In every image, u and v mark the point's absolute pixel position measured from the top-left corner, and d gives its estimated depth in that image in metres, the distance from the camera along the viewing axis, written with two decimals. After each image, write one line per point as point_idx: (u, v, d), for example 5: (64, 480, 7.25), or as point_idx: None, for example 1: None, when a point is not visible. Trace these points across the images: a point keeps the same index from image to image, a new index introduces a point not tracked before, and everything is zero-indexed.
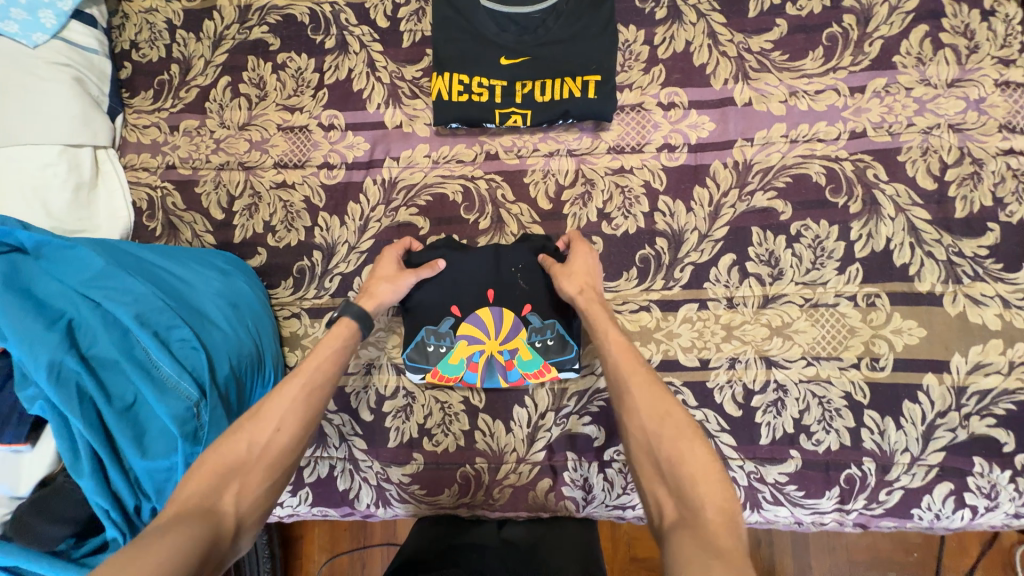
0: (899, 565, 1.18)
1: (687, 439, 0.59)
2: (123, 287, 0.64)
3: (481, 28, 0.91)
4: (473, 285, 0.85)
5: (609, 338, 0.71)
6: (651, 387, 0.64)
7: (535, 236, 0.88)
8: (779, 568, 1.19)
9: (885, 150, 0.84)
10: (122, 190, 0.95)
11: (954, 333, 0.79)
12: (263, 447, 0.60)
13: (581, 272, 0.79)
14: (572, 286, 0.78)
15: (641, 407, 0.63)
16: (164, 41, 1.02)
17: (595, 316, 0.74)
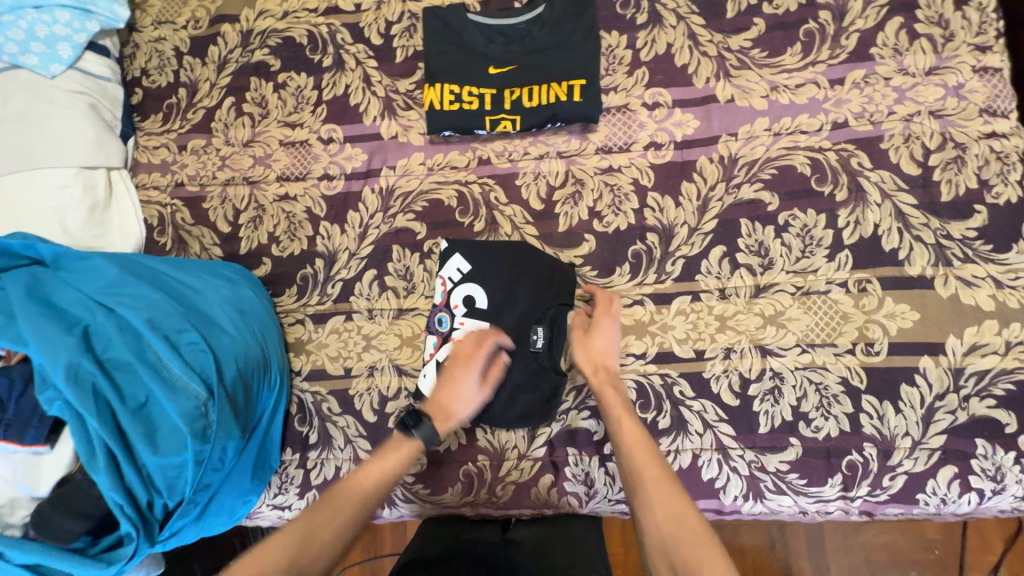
0: (919, 562, 1.16)
1: (700, 540, 0.61)
2: (136, 294, 0.67)
3: (469, 41, 0.95)
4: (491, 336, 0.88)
5: (626, 434, 0.73)
6: (665, 484, 0.67)
7: (523, 258, 0.89)
8: (795, 569, 1.18)
9: (868, 138, 0.86)
10: (133, 206, 1.00)
11: (947, 315, 0.80)
12: (305, 566, 0.63)
13: (598, 351, 0.82)
14: (587, 365, 0.81)
15: (662, 523, 0.64)
16: (172, 67, 1.08)
17: (610, 397, 0.78)
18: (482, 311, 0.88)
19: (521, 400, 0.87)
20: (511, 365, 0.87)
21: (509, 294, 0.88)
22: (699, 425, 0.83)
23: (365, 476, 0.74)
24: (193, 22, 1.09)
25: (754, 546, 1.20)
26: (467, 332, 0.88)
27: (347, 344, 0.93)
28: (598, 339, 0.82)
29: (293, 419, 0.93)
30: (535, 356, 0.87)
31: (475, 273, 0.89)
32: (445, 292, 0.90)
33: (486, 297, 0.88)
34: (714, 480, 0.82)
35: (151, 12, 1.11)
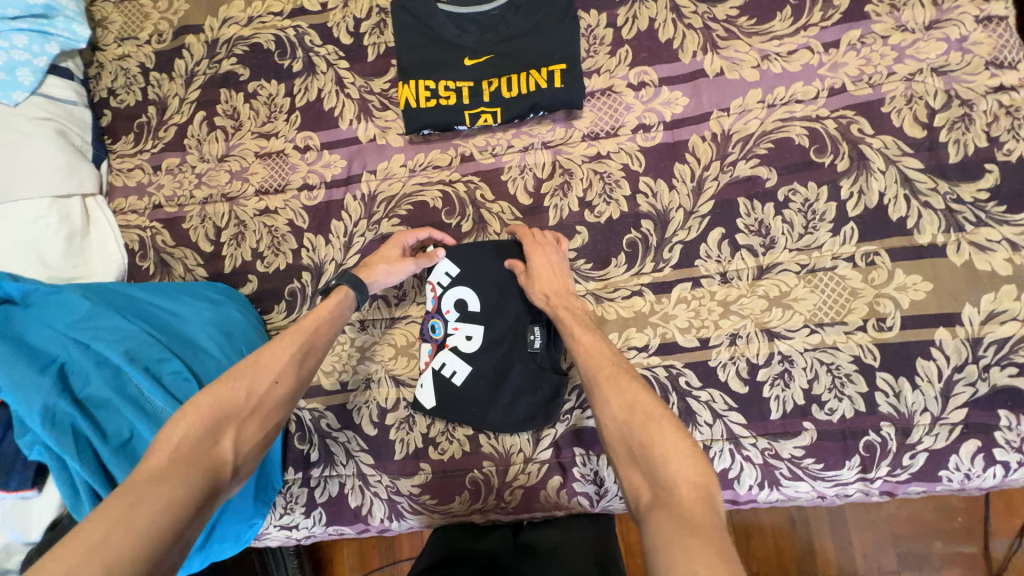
0: (942, 530, 1.13)
1: (653, 418, 0.58)
2: (111, 327, 0.65)
3: (441, 32, 0.91)
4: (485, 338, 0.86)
5: (581, 340, 0.71)
6: (619, 380, 0.63)
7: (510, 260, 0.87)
8: (817, 548, 1.16)
9: (868, 103, 0.81)
10: (112, 233, 0.97)
11: (962, 283, 0.76)
12: (261, 395, 0.64)
13: (545, 276, 0.80)
14: (539, 296, 0.80)
15: (615, 405, 0.61)
16: (139, 85, 1.04)
17: (566, 318, 0.75)
18: (475, 314, 0.87)
19: (523, 402, 0.84)
20: (509, 367, 0.85)
21: (503, 295, 0.86)
22: (708, 416, 0.80)
23: (312, 316, 0.75)
24: (156, 35, 1.05)
25: (774, 525, 1.18)
26: (462, 337, 0.87)
27: (342, 358, 0.91)
28: (542, 269, 0.80)
29: (293, 437, 0.91)
30: (532, 355, 0.84)
31: (464, 276, 0.87)
32: (440, 303, 0.88)
33: (478, 298, 0.87)
34: (727, 470, 0.80)
35: (112, 28, 1.07)
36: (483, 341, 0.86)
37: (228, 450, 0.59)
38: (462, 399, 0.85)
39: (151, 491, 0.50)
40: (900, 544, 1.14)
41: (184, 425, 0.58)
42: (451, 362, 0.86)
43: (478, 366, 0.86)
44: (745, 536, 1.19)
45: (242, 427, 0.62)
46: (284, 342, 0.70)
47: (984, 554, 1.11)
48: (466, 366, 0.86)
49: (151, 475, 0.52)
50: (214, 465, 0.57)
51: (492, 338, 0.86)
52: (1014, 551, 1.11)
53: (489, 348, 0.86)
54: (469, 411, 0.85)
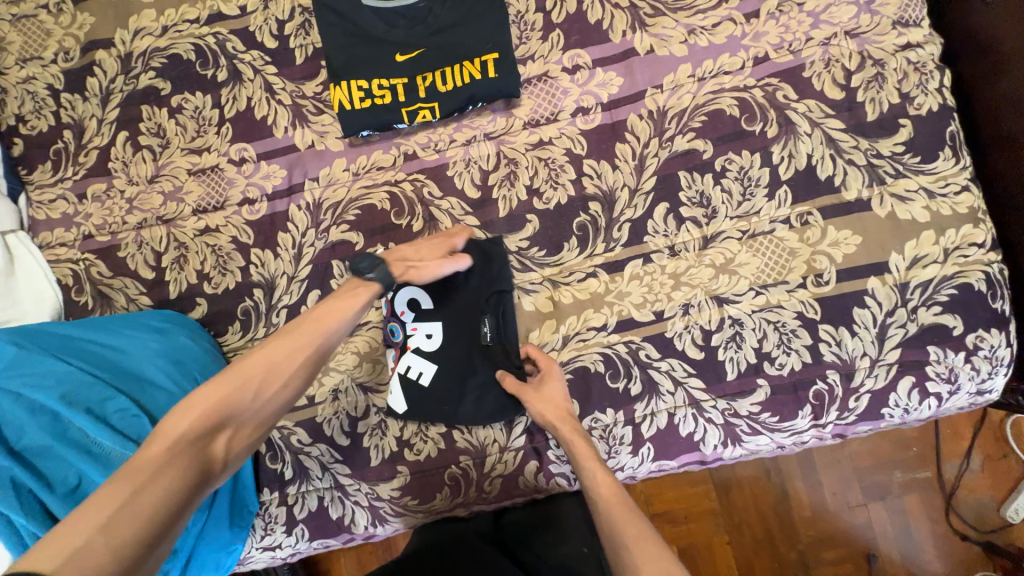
0: (900, 461, 1.22)
1: None
2: (43, 372, 0.64)
3: (369, 29, 0.88)
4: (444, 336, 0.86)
5: (599, 479, 0.70)
6: (643, 538, 0.61)
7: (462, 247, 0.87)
8: (791, 494, 1.23)
9: (790, 69, 0.84)
10: (43, 271, 0.91)
11: (887, 233, 0.81)
12: (267, 397, 0.60)
13: (551, 398, 0.79)
14: (540, 413, 0.78)
15: (639, 562, 0.59)
16: (50, 108, 0.97)
17: (575, 444, 0.74)
18: (430, 313, 0.87)
19: (493, 394, 0.85)
20: (473, 366, 0.86)
21: (455, 292, 0.87)
22: (670, 384, 0.84)
23: (334, 308, 0.68)
24: (62, 53, 0.98)
25: (750, 476, 1.24)
26: (422, 336, 0.87)
27: None
28: (547, 388, 0.80)
29: (264, 457, 0.89)
30: (488, 352, 0.85)
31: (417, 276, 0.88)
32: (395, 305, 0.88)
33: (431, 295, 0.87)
34: (693, 433, 0.83)
35: (11, 49, 0.99)
36: (442, 339, 0.86)
37: (220, 450, 0.56)
38: (427, 401, 0.85)
39: (140, 493, 0.47)
40: (862, 477, 1.22)
41: (190, 416, 0.54)
42: (414, 365, 0.86)
43: (441, 365, 0.86)
44: (725, 489, 1.24)
45: (239, 429, 0.58)
46: (308, 334, 0.64)
47: (936, 477, 1.21)
48: (429, 371, 0.86)
49: (141, 475, 0.49)
50: (204, 468, 0.53)
51: (451, 333, 0.86)
52: (963, 471, 1.21)
53: (450, 345, 0.86)
54: (440, 409, 0.85)
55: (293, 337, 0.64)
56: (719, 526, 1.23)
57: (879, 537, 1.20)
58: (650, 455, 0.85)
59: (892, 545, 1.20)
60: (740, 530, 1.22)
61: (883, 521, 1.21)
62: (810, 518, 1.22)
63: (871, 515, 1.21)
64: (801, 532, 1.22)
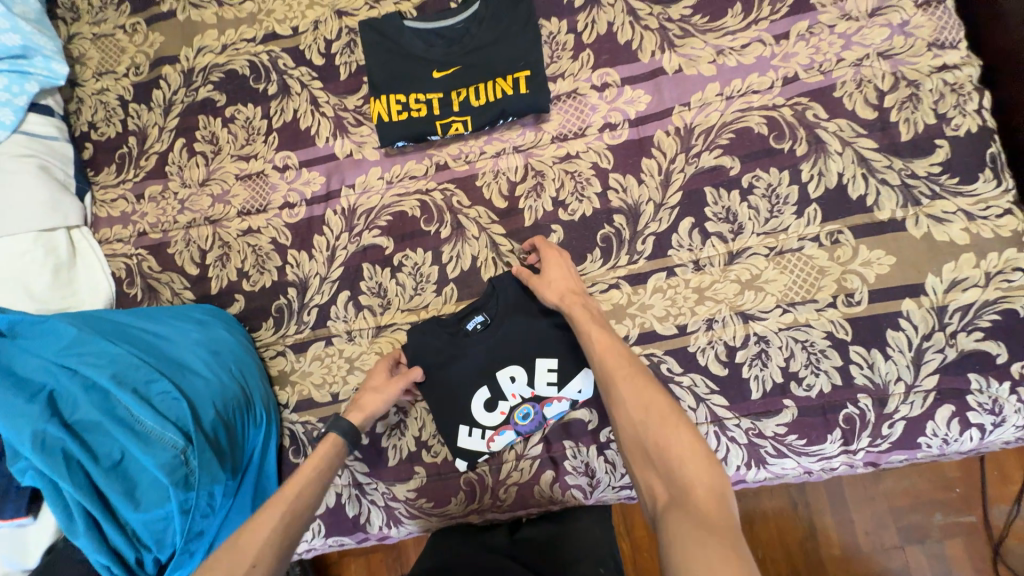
0: (943, 502, 1.15)
1: (676, 425, 0.60)
2: (97, 351, 0.69)
3: (409, 48, 0.94)
4: (488, 355, 0.86)
5: (596, 336, 0.73)
6: (636, 379, 0.66)
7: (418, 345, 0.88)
8: (821, 531, 1.16)
9: (821, 89, 0.85)
10: (100, 265, 0.99)
11: (923, 254, 0.79)
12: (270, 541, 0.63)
13: (560, 280, 0.82)
14: (553, 297, 0.80)
15: (629, 399, 0.65)
16: (119, 117, 1.07)
17: (579, 316, 0.76)
18: (444, 379, 0.87)
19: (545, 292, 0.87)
20: (512, 321, 0.87)
21: (437, 357, 0.88)
22: (692, 400, 0.82)
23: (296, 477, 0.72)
24: (133, 68, 1.08)
25: (777, 509, 1.19)
26: (507, 380, 0.85)
27: (331, 370, 0.92)
28: (553, 272, 0.82)
29: (288, 452, 0.91)
30: (504, 319, 0.87)
31: (432, 394, 0.87)
32: (482, 435, 0.85)
33: (442, 380, 0.87)
34: (714, 452, 0.81)
35: (90, 64, 1.10)
36: (487, 351, 0.86)
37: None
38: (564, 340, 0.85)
39: None
40: (900, 518, 1.15)
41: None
42: (520, 381, 0.85)
43: (516, 338, 0.86)
44: (749, 520, 1.19)
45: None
46: (382, 370, 0.86)
47: (985, 523, 1.13)
48: (533, 367, 0.85)
49: None
50: None
51: (500, 336, 0.86)
52: (1015, 519, 1.12)
53: (516, 344, 0.86)
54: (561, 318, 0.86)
55: (375, 373, 0.86)
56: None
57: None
58: None
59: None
60: (766, 566, 1.17)
61: (923, 568, 1.13)
62: (842, 558, 1.15)
63: (910, 560, 1.14)
64: (831, 573, 1.15)
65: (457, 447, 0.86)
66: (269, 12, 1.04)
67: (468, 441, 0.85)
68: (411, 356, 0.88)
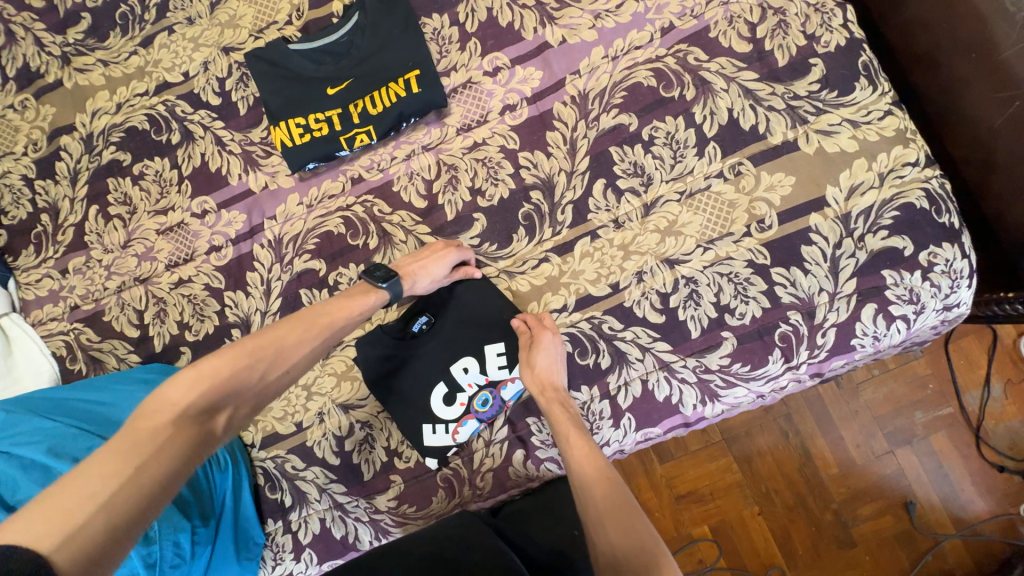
0: (918, 401, 1.19)
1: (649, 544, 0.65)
2: (33, 429, 0.69)
3: (298, 70, 0.94)
4: (437, 352, 0.87)
5: (575, 448, 0.76)
6: (613, 495, 0.70)
7: (363, 357, 0.88)
8: (813, 452, 1.19)
9: (696, 33, 0.88)
10: (38, 348, 0.98)
11: (820, 169, 0.83)
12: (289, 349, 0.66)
13: (542, 368, 0.81)
14: (533, 385, 0.82)
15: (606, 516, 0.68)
16: (27, 196, 1.05)
17: (556, 417, 0.79)
18: (399, 383, 0.88)
19: (481, 284, 0.89)
20: (455, 316, 0.89)
21: (389, 365, 0.88)
22: (637, 352, 0.85)
23: (337, 310, 0.74)
24: (32, 145, 1.06)
25: (770, 444, 1.20)
26: (461, 372, 0.86)
27: (291, 401, 0.93)
28: (539, 359, 0.81)
29: (263, 489, 0.92)
30: (447, 316, 0.89)
31: (389, 400, 0.88)
32: (446, 430, 0.86)
33: (398, 385, 0.88)
34: (669, 397, 0.84)
35: None
36: (434, 349, 0.88)
37: (221, 426, 0.58)
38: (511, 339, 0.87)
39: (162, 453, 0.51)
40: (883, 424, 1.19)
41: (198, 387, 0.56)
42: (473, 369, 0.87)
43: (461, 332, 0.88)
44: (746, 458, 1.20)
45: (243, 404, 0.61)
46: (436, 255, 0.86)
47: (961, 411, 1.18)
48: (484, 354, 0.87)
49: (156, 436, 0.52)
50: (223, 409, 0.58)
51: (445, 333, 0.88)
52: (986, 401, 1.17)
53: (462, 337, 0.88)
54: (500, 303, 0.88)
55: (424, 249, 0.87)
56: (747, 498, 1.19)
57: (914, 483, 1.16)
58: (632, 426, 0.86)
59: (928, 490, 1.16)
60: (770, 499, 1.19)
61: (912, 466, 1.17)
62: (837, 472, 1.18)
63: (900, 462, 1.17)
64: (833, 492, 1.17)
65: (425, 447, 0.87)
66: (156, 63, 1.03)
67: (434, 439, 0.86)
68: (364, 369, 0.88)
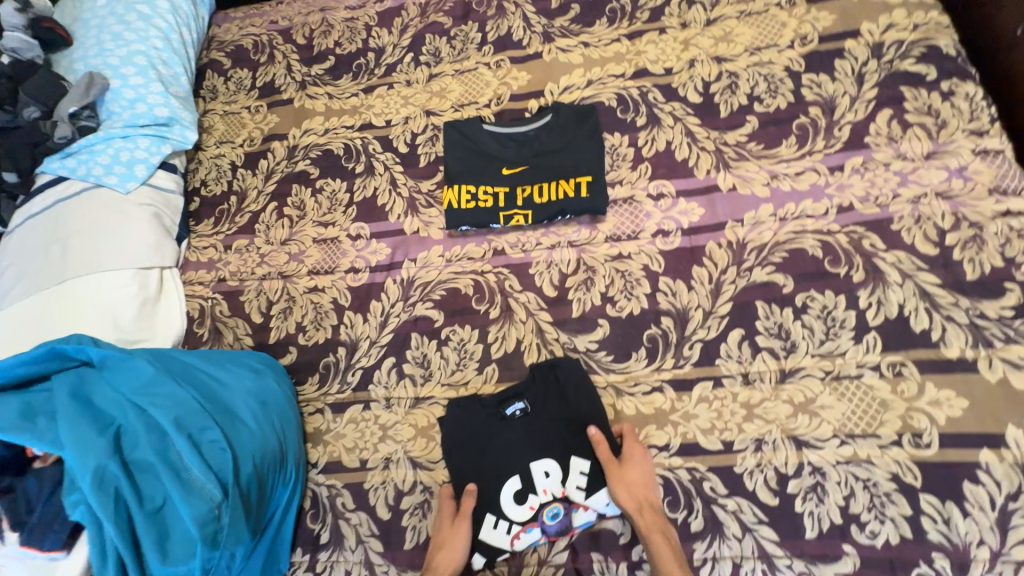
0: None
1: None
2: (166, 392, 0.73)
3: (484, 147, 1.05)
4: (523, 443, 0.84)
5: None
6: None
7: (450, 423, 0.88)
8: None
9: (877, 220, 0.86)
10: (179, 304, 1.09)
11: (1002, 403, 0.73)
12: None
13: (637, 483, 0.78)
14: (628, 502, 0.76)
15: None
16: (227, 178, 1.23)
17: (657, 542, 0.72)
18: (476, 460, 0.85)
19: (586, 386, 0.86)
20: (552, 412, 0.85)
21: (472, 439, 0.86)
22: (736, 528, 0.75)
23: None
24: (249, 140, 1.27)
25: None
26: (540, 475, 0.81)
27: (364, 435, 0.93)
28: (633, 472, 0.78)
29: (305, 515, 0.89)
30: (544, 408, 0.86)
31: (461, 474, 0.85)
32: (507, 531, 0.80)
33: (473, 463, 0.85)
34: None
35: (215, 134, 1.30)
36: (521, 439, 0.84)
37: None
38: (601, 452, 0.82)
39: None
40: None
41: None
42: (553, 477, 0.81)
43: (551, 431, 0.84)
44: None
45: None
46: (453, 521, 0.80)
47: None
48: (567, 466, 0.82)
49: None
50: None
51: (537, 428, 0.85)
52: None
53: (551, 438, 0.83)
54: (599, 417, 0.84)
55: (440, 527, 0.81)
56: None
57: None
58: None
59: None
60: None
61: None
62: None
63: None
64: None
65: (477, 539, 0.80)
66: (369, 107, 1.22)
67: (491, 535, 0.80)
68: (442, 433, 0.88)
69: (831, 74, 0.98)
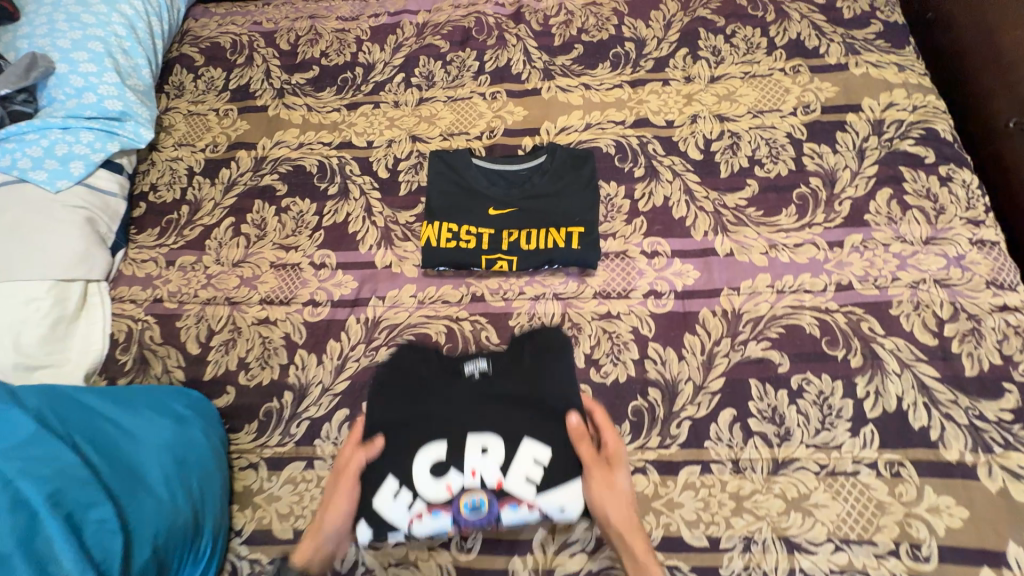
0: None
1: None
2: (48, 456, 0.61)
3: (472, 182, 0.98)
4: (466, 408, 0.72)
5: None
6: None
7: (402, 364, 0.79)
8: None
9: (876, 303, 0.83)
10: (101, 324, 0.94)
11: (1002, 515, 0.68)
12: None
13: (619, 494, 0.68)
14: (608, 511, 0.67)
15: None
16: (181, 184, 1.11)
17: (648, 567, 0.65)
18: (410, 421, 0.72)
19: (554, 364, 0.77)
20: (514, 386, 0.74)
21: (412, 392, 0.75)
22: None
23: None
24: (212, 146, 1.15)
25: None
26: (476, 450, 0.69)
27: (302, 500, 0.80)
28: (618, 480, 0.70)
29: None
30: (503, 378, 0.75)
31: (389, 430, 0.72)
32: (411, 507, 0.67)
33: (404, 421, 0.72)
34: None
35: (174, 134, 1.17)
36: (469, 408, 0.72)
37: None
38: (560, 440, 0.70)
39: None
40: None
41: None
42: (490, 458, 0.69)
43: (506, 402, 0.72)
44: None
45: None
46: (343, 492, 0.69)
47: None
48: (513, 449, 0.69)
49: None
50: None
51: (492, 391, 0.74)
52: None
53: (503, 408, 0.72)
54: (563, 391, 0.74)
55: (335, 492, 0.70)
56: None
57: None
58: None
59: None
60: None
61: None
62: None
63: None
64: None
65: (370, 509, 0.68)
66: (350, 125, 1.13)
67: (388, 504, 0.67)
68: (387, 371, 0.77)
69: (832, 146, 0.96)
